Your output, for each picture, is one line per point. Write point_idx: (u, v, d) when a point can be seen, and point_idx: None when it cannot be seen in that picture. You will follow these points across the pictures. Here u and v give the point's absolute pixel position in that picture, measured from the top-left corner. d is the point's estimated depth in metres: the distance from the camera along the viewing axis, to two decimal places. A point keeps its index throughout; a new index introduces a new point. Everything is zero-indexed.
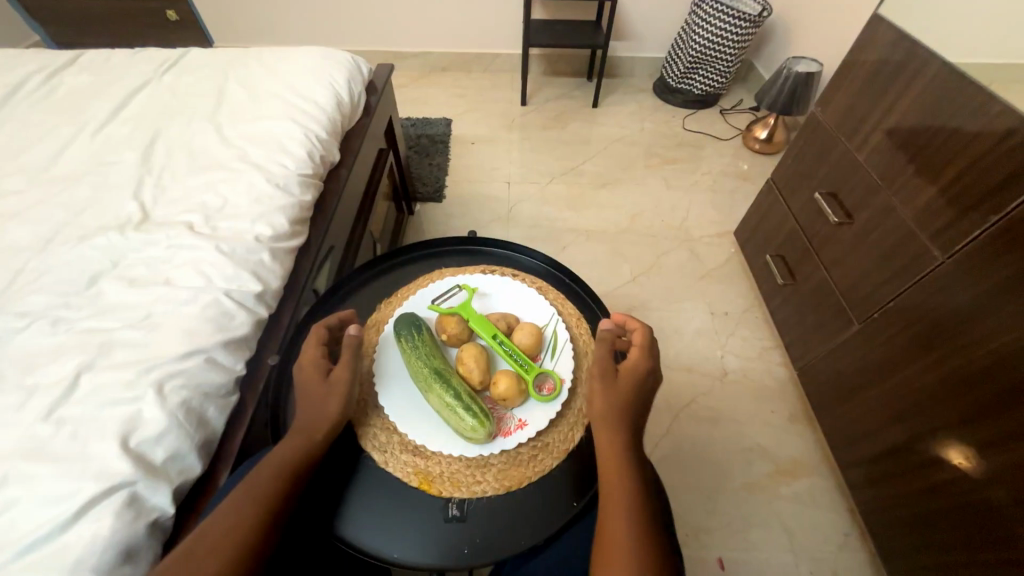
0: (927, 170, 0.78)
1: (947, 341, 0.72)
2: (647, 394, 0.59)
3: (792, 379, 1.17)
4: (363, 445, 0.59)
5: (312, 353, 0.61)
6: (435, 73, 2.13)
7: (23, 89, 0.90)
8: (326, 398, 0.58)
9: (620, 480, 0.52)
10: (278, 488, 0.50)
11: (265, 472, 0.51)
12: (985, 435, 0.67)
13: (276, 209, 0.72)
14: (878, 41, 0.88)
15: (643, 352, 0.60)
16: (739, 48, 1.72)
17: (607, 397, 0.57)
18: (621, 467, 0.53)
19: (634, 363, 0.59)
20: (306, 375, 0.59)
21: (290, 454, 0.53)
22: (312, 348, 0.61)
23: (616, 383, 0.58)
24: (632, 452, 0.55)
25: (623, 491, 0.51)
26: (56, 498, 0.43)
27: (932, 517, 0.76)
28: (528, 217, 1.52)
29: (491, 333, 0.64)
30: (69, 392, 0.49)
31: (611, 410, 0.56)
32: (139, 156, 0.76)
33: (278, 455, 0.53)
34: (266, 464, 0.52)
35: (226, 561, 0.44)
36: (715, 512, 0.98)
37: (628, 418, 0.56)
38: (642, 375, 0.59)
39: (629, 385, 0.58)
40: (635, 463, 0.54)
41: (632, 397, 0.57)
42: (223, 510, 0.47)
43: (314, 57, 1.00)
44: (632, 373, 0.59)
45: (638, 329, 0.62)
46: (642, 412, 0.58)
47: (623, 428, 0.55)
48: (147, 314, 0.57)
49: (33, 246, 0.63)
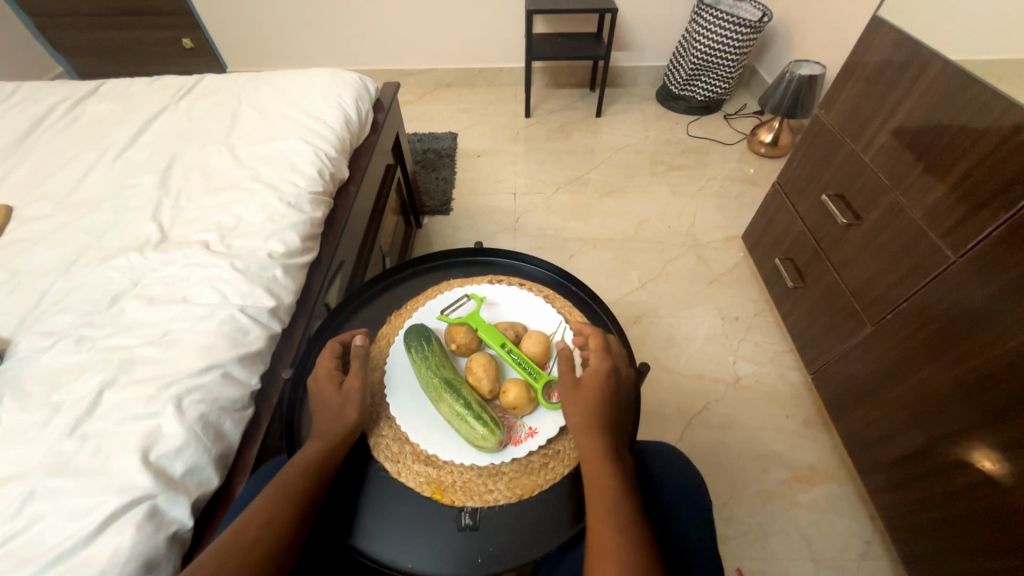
0: (936, 169, 0.78)
1: (965, 340, 0.71)
2: (616, 399, 0.59)
3: (806, 383, 1.15)
4: (375, 456, 0.60)
5: (322, 365, 0.62)
6: (440, 89, 2.18)
7: (47, 119, 0.94)
8: (342, 405, 0.59)
9: (605, 494, 0.51)
10: (305, 486, 0.52)
11: (294, 470, 0.53)
12: (1008, 438, 0.65)
13: (288, 226, 0.74)
14: (880, 42, 0.88)
15: (601, 354, 0.61)
16: (740, 54, 1.73)
17: (573, 411, 0.57)
18: (603, 481, 0.52)
19: (594, 369, 0.59)
20: (320, 384, 0.61)
21: (315, 451, 0.55)
22: (325, 359, 0.63)
23: (579, 393, 0.58)
24: (612, 462, 0.54)
25: (609, 506, 0.50)
26: (81, 511, 0.44)
27: (957, 522, 0.74)
28: (535, 227, 1.53)
29: (500, 341, 0.65)
30: (93, 408, 0.51)
31: (580, 420, 0.56)
32: (157, 180, 0.79)
33: (301, 455, 0.55)
34: (292, 464, 0.54)
35: (263, 550, 0.45)
36: (731, 521, 0.96)
37: (601, 425, 0.56)
38: (604, 377, 0.58)
39: (593, 392, 0.58)
40: (617, 474, 0.53)
41: (599, 403, 0.57)
42: (254, 505, 0.49)
43: (324, 78, 1.03)
44: (594, 378, 0.59)
45: (591, 332, 0.63)
46: (615, 417, 0.57)
47: (596, 439, 0.55)
48: (166, 330, 0.59)
49: (57, 268, 0.65)
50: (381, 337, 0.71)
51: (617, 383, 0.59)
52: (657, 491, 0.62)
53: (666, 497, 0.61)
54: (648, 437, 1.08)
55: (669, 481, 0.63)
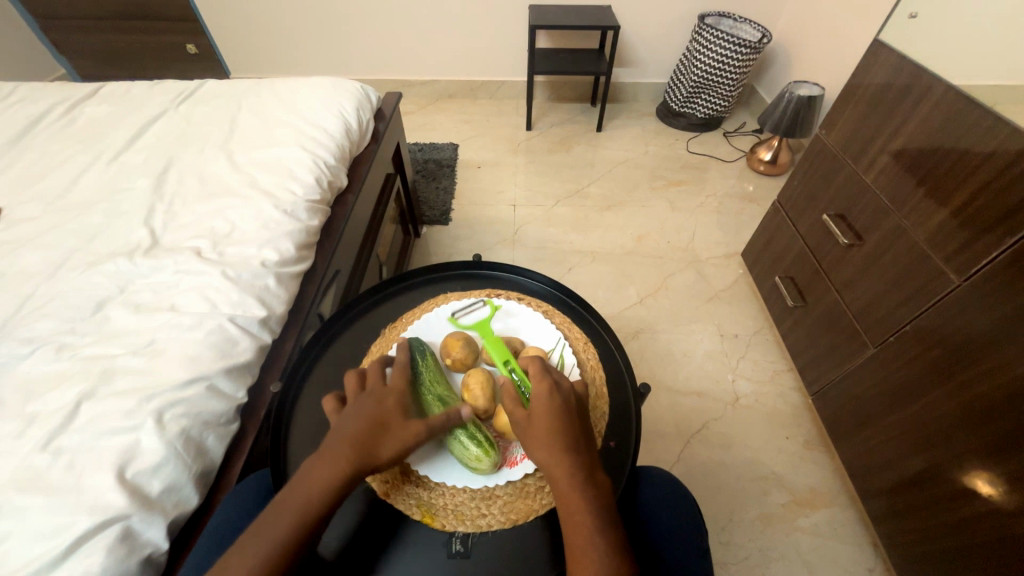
0: (937, 192, 0.77)
1: (968, 365, 0.70)
2: (573, 420, 0.55)
3: (806, 403, 1.14)
4: (366, 491, 0.57)
5: (364, 412, 0.53)
6: (442, 100, 2.19)
7: (43, 120, 0.93)
8: (376, 444, 0.51)
9: (581, 533, 0.48)
10: (291, 541, 0.45)
11: (287, 517, 0.46)
12: (1013, 468, 0.63)
13: (283, 234, 0.73)
14: (881, 65, 0.89)
15: (539, 376, 0.57)
16: (740, 74, 1.75)
17: (532, 444, 0.53)
18: (576, 518, 0.49)
19: (536, 393, 0.56)
20: (374, 425, 0.52)
21: (318, 493, 0.47)
22: (392, 402, 0.55)
23: (531, 422, 0.54)
24: (585, 494, 0.50)
25: (586, 544, 0.47)
26: (49, 532, 0.42)
27: (961, 554, 0.72)
28: (534, 239, 1.53)
29: (505, 359, 0.62)
30: (68, 421, 0.49)
31: (541, 454, 0.53)
32: (150, 183, 0.77)
33: (305, 492, 0.47)
34: (282, 505, 0.47)
35: None
36: (731, 545, 0.93)
37: (562, 454, 0.52)
38: (550, 399, 0.55)
39: (544, 418, 0.54)
40: (591, 506, 0.49)
41: (554, 431, 0.53)
42: (226, 561, 0.43)
43: (326, 86, 1.02)
44: (540, 404, 0.55)
45: (529, 360, 0.59)
46: (577, 441, 0.54)
47: (562, 472, 0.52)
48: (151, 340, 0.57)
49: (43, 272, 0.63)
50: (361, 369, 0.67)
51: (566, 401, 0.56)
52: (657, 519, 0.60)
53: (666, 525, 0.59)
54: (645, 455, 1.06)
55: (667, 508, 0.61)
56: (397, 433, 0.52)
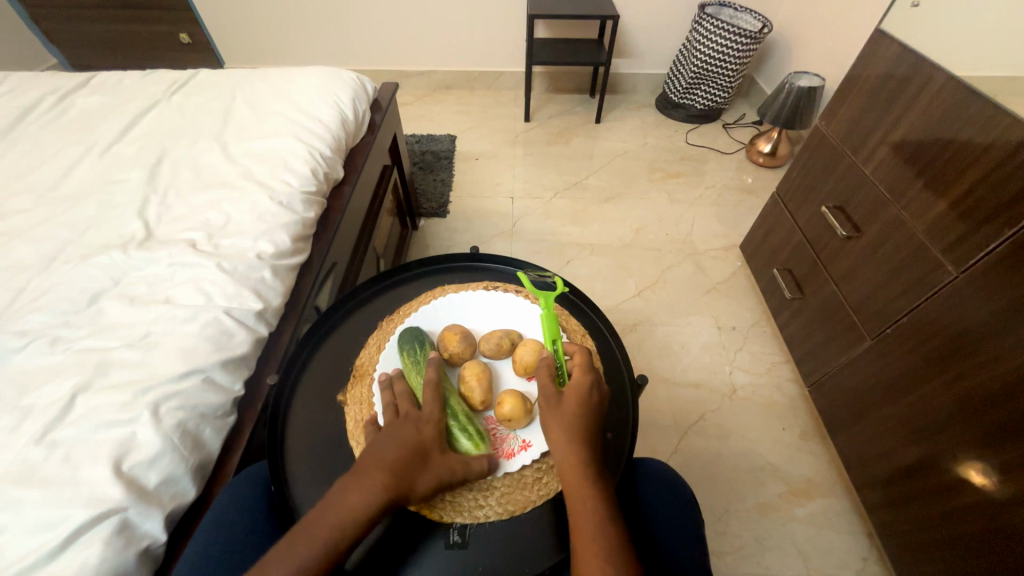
0: (936, 184, 0.77)
1: (964, 357, 0.70)
2: (598, 416, 0.56)
3: (803, 395, 1.14)
4: (395, 516, 0.55)
5: (403, 441, 0.51)
6: (439, 91, 2.16)
7: (34, 111, 0.91)
8: (414, 477, 0.50)
9: (589, 521, 0.49)
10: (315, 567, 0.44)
11: (309, 541, 0.45)
12: (1007, 459, 0.64)
13: (279, 226, 0.72)
14: (882, 55, 0.88)
15: (583, 369, 0.58)
16: (739, 64, 1.73)
17: (553, 432, 0.55)
18: (587, 506, 0.50)
19: (576, 383, 0.57)
20: (409, 453, 0.51)
21: (345, 521, 0.46)
22: (431, 431, 0.53)
23: (561, 409, 0.55)
24: (598, 487, 0.51)
25: (595, 532, 0.48)
26: (47, 524, 0.42)
27: (952, 542, 0.73)
28: (532, 231, 1.52)
29: (552, 336, 0.64)
30: (64, 413, 0.49)
31: (563, 441, 0.54)
32: (144, 175, 0.76)
33: (326, 519, 0.46)
34: (307, 531, 0.45)
35: None
36: (727, 535, 0.94)
37: (584, 444, 0.53)
38: (586, 393, 0.56)
39: (575, 407, 0.55)
40: (602, 498, 0.50)
41: (581, 420, 0.55)
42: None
43: (321, 76, 1.01)
44: (576, 393, 0.56)
45: (577, 351, 0.61)
46: (597, 436, 0.55)
47: (580, 461, 0.52)
48: (146, 332, 0.56)
49: (37, 264, 0.63)
50: (356, 364, 0.66)
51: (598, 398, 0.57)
52: (655, 512, 0.60)
53: (662, 516, 0.60)
54: (643, 446, 1.06)
55: (666, 501, 0.61)
56: (435, 467, 0.51)
